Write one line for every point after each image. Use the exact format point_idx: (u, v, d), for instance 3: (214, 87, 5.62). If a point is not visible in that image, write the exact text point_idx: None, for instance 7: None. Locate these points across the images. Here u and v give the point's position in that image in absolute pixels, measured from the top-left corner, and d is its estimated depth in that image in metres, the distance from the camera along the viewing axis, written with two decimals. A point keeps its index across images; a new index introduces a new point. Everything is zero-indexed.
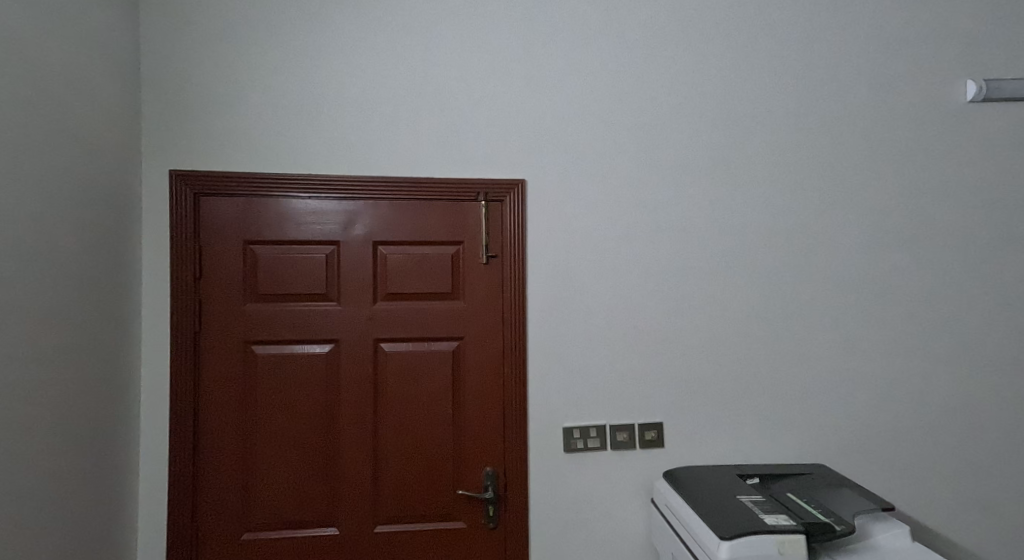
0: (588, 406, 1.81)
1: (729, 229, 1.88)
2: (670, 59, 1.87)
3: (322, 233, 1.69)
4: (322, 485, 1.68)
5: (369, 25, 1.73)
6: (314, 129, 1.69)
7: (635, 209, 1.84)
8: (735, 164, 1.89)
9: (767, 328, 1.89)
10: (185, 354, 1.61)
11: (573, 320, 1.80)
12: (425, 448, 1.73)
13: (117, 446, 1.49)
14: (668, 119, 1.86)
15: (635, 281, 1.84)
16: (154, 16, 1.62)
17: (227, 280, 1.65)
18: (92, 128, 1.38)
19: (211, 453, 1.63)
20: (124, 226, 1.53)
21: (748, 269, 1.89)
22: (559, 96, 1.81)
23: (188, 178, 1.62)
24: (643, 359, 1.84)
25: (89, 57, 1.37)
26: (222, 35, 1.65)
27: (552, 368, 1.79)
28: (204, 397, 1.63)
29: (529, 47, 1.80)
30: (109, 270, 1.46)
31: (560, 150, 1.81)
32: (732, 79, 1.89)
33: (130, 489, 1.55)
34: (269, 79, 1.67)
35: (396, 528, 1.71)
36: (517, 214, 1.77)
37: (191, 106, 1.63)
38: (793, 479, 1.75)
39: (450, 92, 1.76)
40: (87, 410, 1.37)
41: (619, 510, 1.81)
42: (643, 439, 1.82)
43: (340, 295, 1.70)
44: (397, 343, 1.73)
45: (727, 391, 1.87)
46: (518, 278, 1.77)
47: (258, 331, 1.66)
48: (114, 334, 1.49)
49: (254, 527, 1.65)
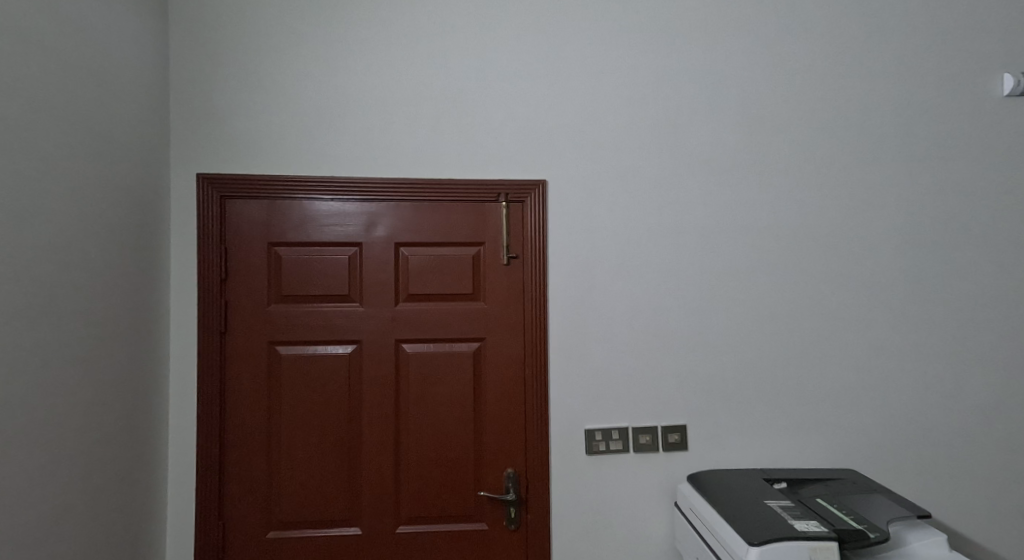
0: (610, 407, 1.79)
1: (753, 229, 1.86)
2: (692, 57, 1.85)
3: (344, 235, 1.71)
4: (345, 485, 1.69)
5: (393, 29, 1.75)
6: (338, 132, 1.72)
7: (656, 208, 1.83)
8: (759, 162, 1.87)
9: (793, 328, 1.86)
10: (211, 354, 1.64)
11: (595, 321, 1.79)
12: (446, 449, 1.73)
13: (145, 446, 1.52)
14: (691, 117, 1.85)
15: (658, 280, 1.82)
16: (184, 23, 1.67)
17: (251, 281, 1.68)
18: (121, 134, 1.42)
19: (236, 453, 1.65)
20: (153, 229, 1.56)
21: (773, 268, 1.86)
22: (581, 96, 1.81)
23: (215, 182, 1.66)
24: (667, 360, 1.82)
25: (119, 66, 1.41)
26: (250, 42, 1.69)
27: (574, 369, 1.78)
28: (230, 397, 1.65)
29: (550, 47, 1.81)
30: (139, 273, 1.50)
31: (582, 149, 1.81)
32: (755, 76, 1.88)
33: (159, 488, 1.58)
34: (295, 84, 1.71)
35: (418, 529, 1.71)
36: (538, 214, 1.78)
37: (219, 111, 1.67)
38: (822, 484, 1.71)
39: (472, 94, 1.77)
40: (115, 411, 1.40)
41: (642, 515, 1.79)
42: (666, 442, 1.79)
43: (362, 296, 1.72)
44: (418, 343, 1.74)
45: (753, 393, 1.84)
46: (539, 279, 1.77)
47: (282, 332, 1.68)
48: (143, 334, 1.52)
49: (278, 526, 1.67)
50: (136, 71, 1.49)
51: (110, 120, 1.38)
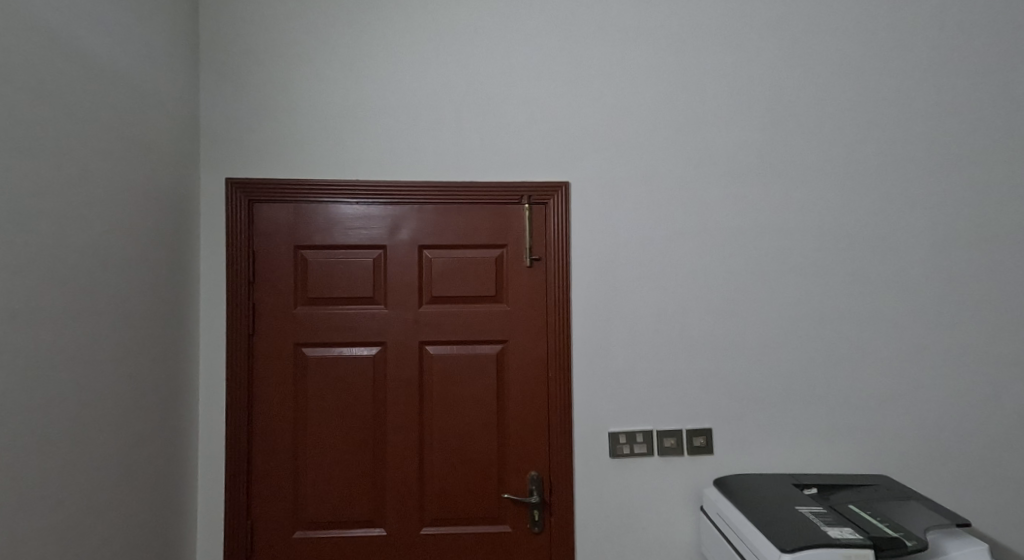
0: (634, 410, 1.77)
1: (781, 229, 1.83)
2: (716, 57, 1.84)
3: (368, 238, 1.73)
4: (369, 485, 1.70)
5: (416, 34, 1.77)
6: (362, 137, 1.74)
7: (680, 209, 1.81)
8: (787, 162, 1.84)
9: (821, 329, 1.82)
10: (240, 354, 1.67)
11: (619, 324, 1.78)
12: (470, 451, 1.73)
13: (176, 445, 1.55)
14: (716, 116, 1.83)
15: (682, 282, 1.80)
16: (213, 31, 1.70)
17: (279, 284, 1.70)
18: (154, 140, 1.46)
19: (263, 453, 1.68)
20: (184, 233, 1.59)
21: (801, 269, 1.83)
22: (603, 98, 1.80)
23: (243, 186, 1.69)
24: (692, 363, 1.79)
25: (151, 73, 1.45)
26: (276, 48, 1.72)
27: (597, 372, 1.77)
28: (257, 398, 1.68)
29: (571, 49, 1.80)
30: (170, 275, 1.53)
31: (605, 150, 1.80)
32: (781, 74, 1.85)
33: (189, 486, 1.61)
34: (321, 89, 1.73)
35: (442, 530, 1.72)
36: (561, 216, 1.77)
37: (246, 117, 1.70)
38: (853, 490, 1.67)
39: (494, 97, 1.78)
40: (147, 411, 1.43)
41: (667, 519, 1.77)
42: (691, 445, 1.77)
43: (385, 299, 1.74)
44: (442, 346, 1.75)
45: (780, 396, 1.81)
46: (562, 281, 1.76)
47: (308, 333, 1.71)
48: (174, 335, 1.55)
49: (304, 525, 1.69)
50: (168, 78, 1.53)
51: (143, 126, 1.41)
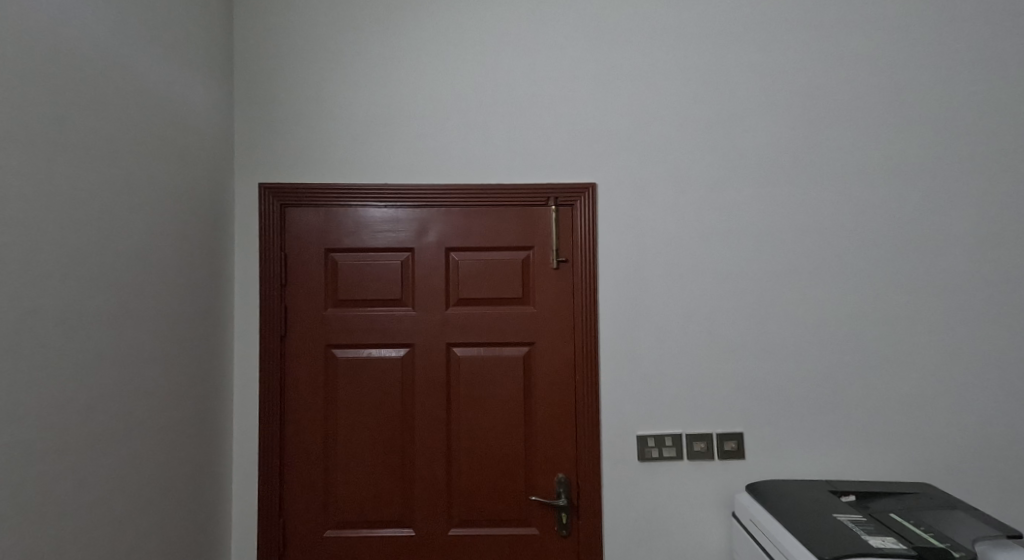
0: (663, 413, 1.75)
1: (815, 230, 1.79)
2: (746, 54, 1.81)
3: (396, 241, 1.76)
4: (398, 485, 1.72)
5: (443, 39, 1.78)
6: (391, 141, 1.77)
7: (709, 209, 1.78)
8: (819, 159, 1.80)
9: (857, 331, 1.77)
10: (273, 356, 1.71)
11: (647, 325, 1.76)
12: (497, 453, 1.73)
13: (211, 443, 1.59)
14: (746, 115, 1.80)
15: (711, 283, 1.78)
16: (247, 41, 1.75)
17: (310, 287, 1.74)
18: (190, 147, 1.50)
19: (295, 452, 1.71)
20: (219, 237, 1.64)
21: (835, 270, 1.78)
22: (629, 98, 1.79)
23: (276, 191, 1.73)
24: (723, 365, 1.77)
25: (188, 82, 1.50)
26: (307, 56, 1.76)
27: (625, 374, 1.75)
28: (289, 398, 1.72)
29: (598, 50, 1.80)
30: (206, 278, 1.58)
31: (634, 150, 1.78)
32: (814, 70, 1.81)
33: (225, 484, 1.66)
34: (350, 94, 1.76)
35: (469, 531, 1.72)
36: (588, 218, 1.77)
37: (279, 124, 1.75)
38: (894, 498, 1.61)
39: (521, 99, 1.79)
40: (183, 410, 1.47)
41: (698, 524, 1.74)
42: (722, 449, 1.74)
43: (413, 301, 1.76)
44: (469, 347, 1.76)
45: (815, 400, 1.76)
46: (589, 283, 1.76)
47: (338, 335, 1.74)
48: (210, 336, 1.59)
49: (335, 525, 1.71)
50: (204, 87, 1.58)
51: (180, 134, 1.46)
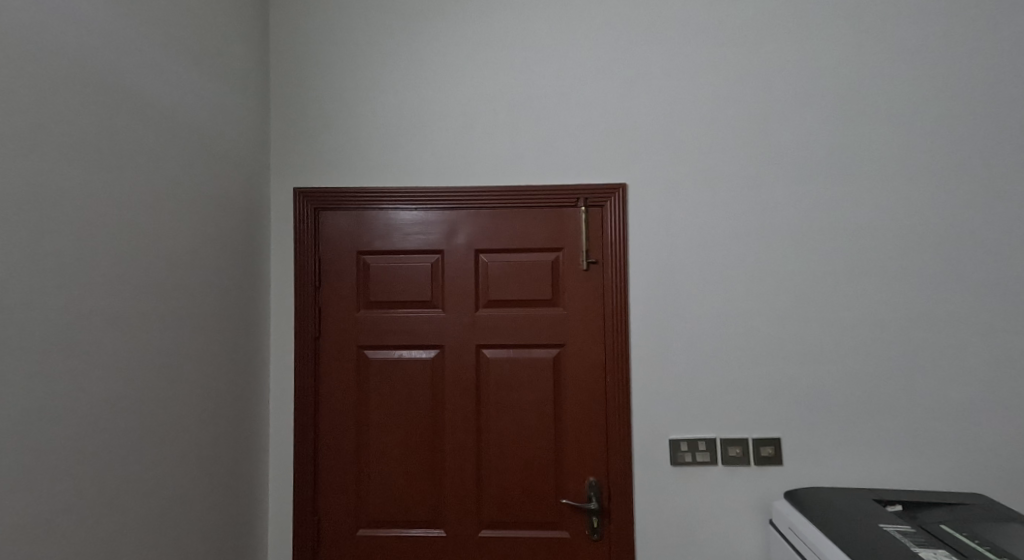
0: (697, 418, 1.72)
1: (855, 229, 1.73)
2: (780, 50, 1.76)
3: (425, 243, 1.77)
4: (428, 486, 1.73)
5: (471, 43, 1.80)
6: (420, 145, 1.78)
7: (742, 208, 1.75)
8: (859, 156, 1.74)
9: (900, 333, 1.70)
10: (307, 357, 1.74)
11: (679, 328, 1.74)
12: (526, 455, 1.73)
13: (249, 440, 1.64)
14: (782, 111, 1.75)
15: (745, 283, 1.74)
16: (282, 49, 1.80)
17: (342, 289, 1.77)
18: (227, 153, 1.55)
19: (328, 451, 1.74)
20: (255, 241, 1.69)
21: (877, 270, 1.72)
22: (659, 98, 1.77)
23: (310, 195, 1.77)
24: (758, 369, 1.72)
25: (225, 91, 1.55)
26: (340, 63, 1.80)
27: (657, 377, 1.73)
28: (322, 398, 1.75)
29: (627, 50, 1.78)
30: (243, 281, 1.62)
31: (665, 150, 1.76)
32: (852, 64, 1.75)
33: (261, 481, 1.70)
34: (381, 99, 1.79)
35: (499, 534, 1.72)
36: (618, 218, 1.75)
37: (312, 130, 1.79)
38: (944, 509, 1.54)
39: (550, 100, 1.78)
40: (222, 408, 1.52)
41: (733, 532, 1.70)
42: (758, 455, 1.70)
43: (443, 303, 1.77)
44: (499, 349, 1.76)
45: (856, 406, 1.70)
46: (619, 285, 1.74)
47: (369, 337, 1.76)
48: (247, 337, 1.64)
49: (367, 523, 1.74)
50: (241, 95, 1.63)
51: (217, 140, 1.51)
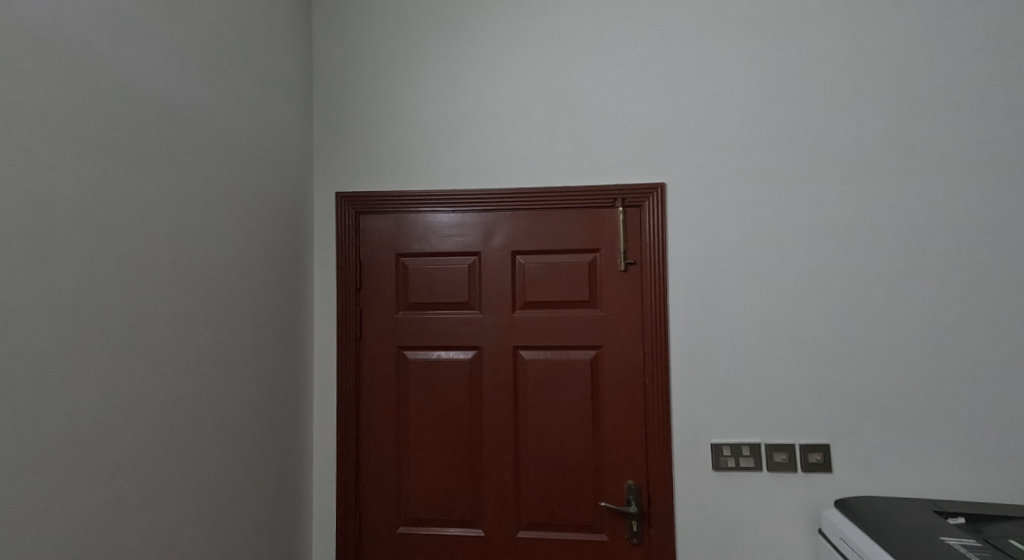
0: (740, 422, 1.68)
1: (909, 226, 1.65)
2: (826, 43, 1.70)
3: (463, 245, 1.79)
4: (467, 485, 1.75)
5: (508, 46, 1.81)
6: (458, 148, 1.81)
7: (787, 207, 1.69)
8: (912, 151, 1.66)
9: (959, 336, 1.62)
10: (349, 357, 1.79)
11: (720, 330, 1.70)
12: (565, 457, 1.72)
13: (295, 437, 1.69)
14: (828, 105, 1.70)
15: (790, 284, 1.68)
16: (325, 58, 1.85)
17: (383, 290, 1.81)
18: (273, 159, 1.61)
19: (370, 450, 1.78)
20: (300, 245, 1.74)
21: (932, 269, 1.64)
22: (698, 96, 1.74)
23: (352, 200, 1.81)
24: (805, 372, 1.67)
25: (271, 100, 1.61)
26: (380, 69, 1.84)
27: (698, 380, 1.70)
28: (364, 397, 1.79)
29: (666, 48, 1.76)
30: (289, 284, 1.68)
31: (705, 148, 1.73)
32: (904, 54, 1.68)
33: (306, 477, 1.75)
34: (419, 104, 1.82)
35: (538, 535, 1.72)
36: (656, 218, 1.72)
37: (353, 135, 1.83)
38: (1012, 523, 1.45)
39: (587, 101, 1.77)
40: (269, 406, 1.57)
41: (780, 540, 1.65)
42: (806, 461, 1.64)
43: (481, 304, 1.78)
44: (536, 351, 1.76)
45: (911, 411, 1.63)
46: (658, 286, 1.71)
47: (409, 337, 1.79)
48: (293, 338, 1.70)
49: (407, 521, 1.77)
50: (286, 104, 1.69)
51: (264, 147, 1.57)
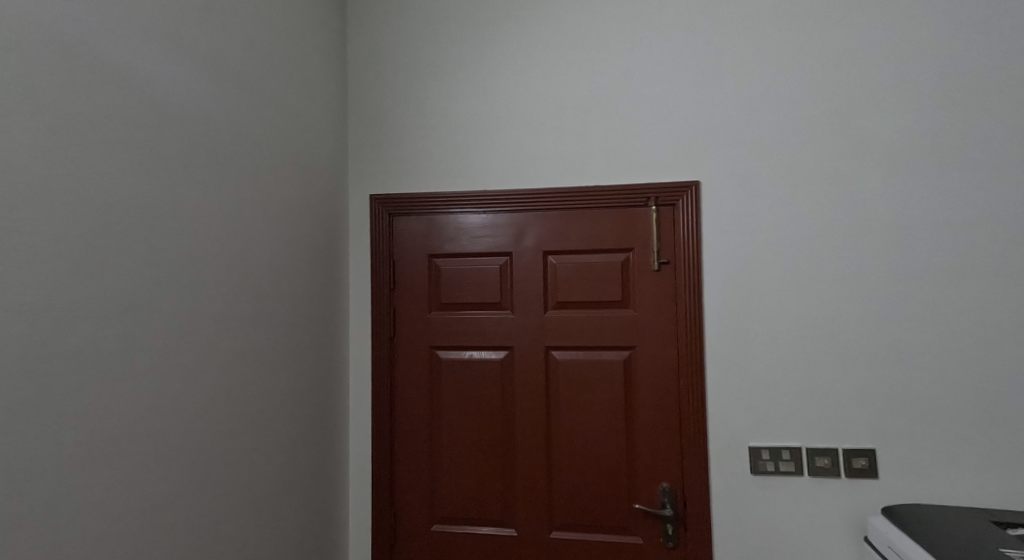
0: (779, 424, 1.63)
1: (959, 222, 1.58)
2: (870, 33, 1.64)
3: (494, 246, 1.80)
4: (499, 485, 1.75)
5: (539, 46, 1.81)
6: (489, 149, 1.82)
7: (828, 204, 1.64)
8: (963, 144, 1.59)
9: (1016, 337, 1.54)
10: (383, 357, 1.82)
11: (758, 330, 1.66)
12: (598, 458, 1.71)
13: (331, 435, 1.73)
14: (871, 97, 1.64)
15: (831, 283, 1.63)
16: (359, 63, 1.89)
17: (416, 291, 1.83)
18: (310, 163, 1.65)
19: (404, 448, 1.80)
20: (336, 246, 1.78)
21: (987, 268, 1.56)
22: (734, 91, 1.70)
23: (386, 202, 1.84)
24: (848, 373, 1.61)
25: (308, 105, 1.65)
26: (413, 73, 1.86)
27: (734, 381, 1.66)
28: (398, 396, 1.82)
29: (700, 43, 1.73)
30: (325, 285, 1.72)
31: (741, 145, 1.69)
32: (954, 43, 1.60)
33: (342, 474, 1.79)
34: (451, 106, 1.84)
35: (571, 536, 1.71)
36: (690, 217, 1.69)
37: (387, 139, 1.86)
38: None
39: (619, 99, 1.76)
40: (307, 404, 1.61)
41: (822, 547, 1.60)
42: (850, 466, 1.59)
43: (512, 305, 1.79)
44: (568, 351, 1.75)
45: (964, 415, 1.55)
46: (693, 286, 1.68)
47: (442, 337, 1.81)
48: (330, 338, 1.73)
49: (441, 519, 1.78)
50: (322, 109, 1.73)
51: (301, 151, 1.61)
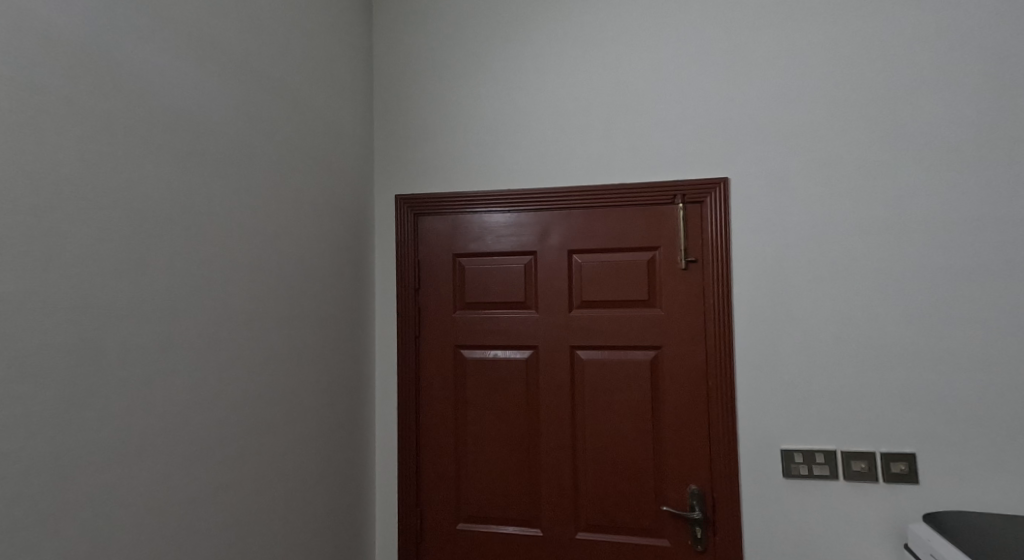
0: (813, 427, 1.59)
1: (1004, 218, 1.51)
2: (906, 22, 1.59)
3: (519, 245, 1.79)
4: (524, 484, 1.75)
5: (563, 44, 1.80)
6: (513, 148, 1.81)
7: (862, 199, 1.59)
8: (1008, 136, 1.52)
9: None
10: (409, 356, 1.83)
11: (790, 330, 1.61)
12: (624, 458, 1.69)
13: (359, 433, 1.75)
14: (908, 88, 1.58)
15: (866, 281, 1.58)
16: (385, 65, 1.91)
17: (441, 291, 1.84)
18: (337, 165, 1.67)
19: (429, 447, 1.81)
20: (362, 247, 1.80)
21: None
22: (763, 86, 1.66)
23: (411, 202, 1.86)
24: (885, 375, 1.56)
25: (335, 108, 1.68)
26: (437, 74, 1.87)
27: (765, 382, 1.62)
28: (424, 395, 1.83)
29: (728, 37, 1.69)
30: (352, 285, 1.74)
31: (770, 141, 1.65)
32: (998, 30, 1.53)
33: (370, 472, 1.81)
34: (476, 106, 1.84)
35: (597, 537, 1.69)
36: (718, 214, 1.66)
37: (412, 140, 1.88)
38: None
39: (644, 96, 1.74)
40: (335, 402, 1.63)
41: (859, 554, 1.54)
42: (888, 471, 1.53)
43: (537, 304, 1.78)
44: (593, 350, 1.74)
45: (1012, 420, 1.48)
46: (721, 285, 1.65)
47: (466, 336, 1.81)
48: (357, 337, 1.75)
49: (466, 518, 1.79)
50: (349, 111, 1.75)
51: (329, 153, 1.63)
